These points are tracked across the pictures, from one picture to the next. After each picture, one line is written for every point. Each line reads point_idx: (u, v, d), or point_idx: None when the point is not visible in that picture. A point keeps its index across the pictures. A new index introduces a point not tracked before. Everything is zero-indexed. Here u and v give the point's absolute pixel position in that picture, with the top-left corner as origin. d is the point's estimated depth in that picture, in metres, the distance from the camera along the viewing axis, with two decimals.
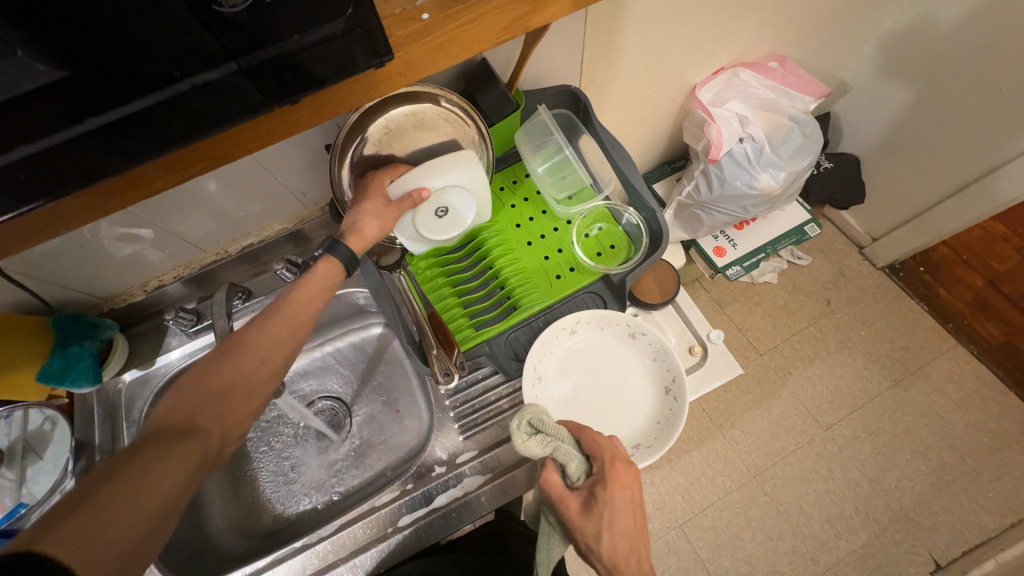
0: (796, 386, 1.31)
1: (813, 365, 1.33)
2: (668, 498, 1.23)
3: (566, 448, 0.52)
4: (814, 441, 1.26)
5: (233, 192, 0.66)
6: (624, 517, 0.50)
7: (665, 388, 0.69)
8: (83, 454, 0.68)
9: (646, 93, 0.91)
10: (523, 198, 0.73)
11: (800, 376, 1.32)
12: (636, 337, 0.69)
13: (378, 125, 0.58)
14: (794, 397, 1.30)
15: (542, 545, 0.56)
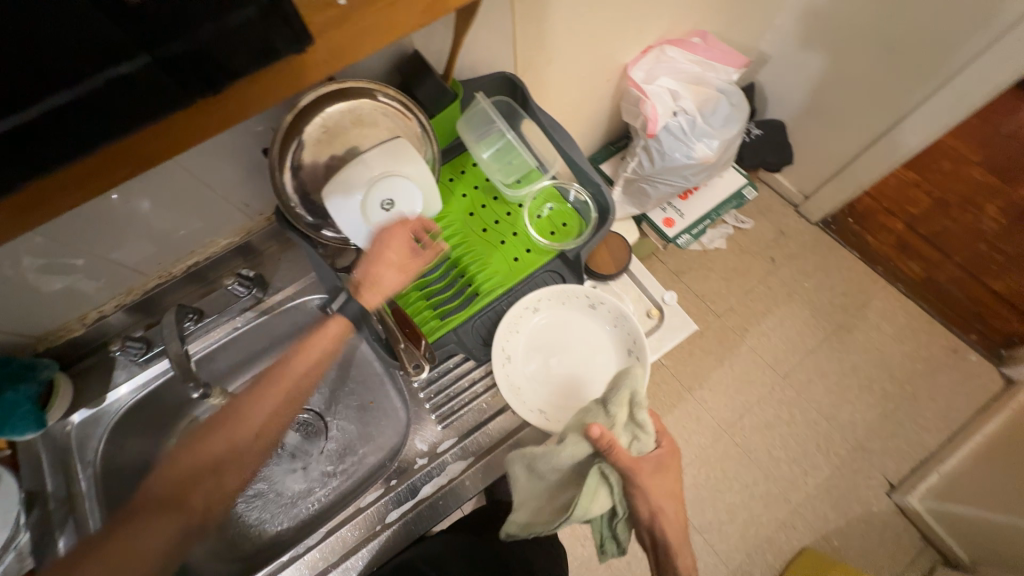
0: (753, 341, 1.40)
1: (766, 319, 1.42)
2: None
3: (645, 416, 0.58)
4: (775, 389, 1.35)
5: (170, 209, 0.63)
6: (671, 486, 0.60)
7: (628, 350, 0.73)
8: (36, 504, 0.64)
9: (582, 76, 0.94)
10: (473, 187, 0.74)
11: (756, 331, 1.41)
12: (595, 307, 0.73)
13: (315, 124, 0.58)
14: (753, 351, 1.39)
15: (583, 504, 0.53)
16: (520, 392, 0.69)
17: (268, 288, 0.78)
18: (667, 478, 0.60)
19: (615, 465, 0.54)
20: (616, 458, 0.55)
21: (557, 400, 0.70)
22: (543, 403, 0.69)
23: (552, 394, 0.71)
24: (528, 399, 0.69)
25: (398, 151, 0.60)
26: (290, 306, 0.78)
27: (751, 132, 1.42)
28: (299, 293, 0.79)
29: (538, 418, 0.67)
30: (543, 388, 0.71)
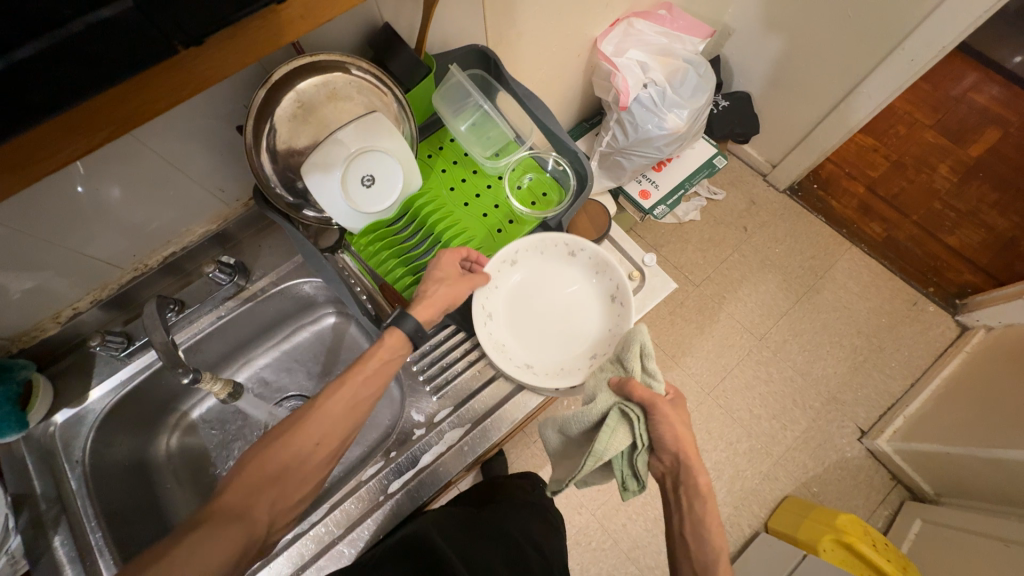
0: (731, 307, 1.45)
1: (742, 286, 1.48)
2: None
3: (653, 364, 0.63)
4: (752, 351, 1.41)
5: (142, 197, 0.61)
6: (689, 426, 0.62)
7: (611, 297, 0.74)
8: (25, 506, 0.62)
9: (553, 51, 0.95)
10: (452, 161, 0.74)
11: (733, 298, 1.46)
12: (575, 259, 0.74)
13: (290, 99, 0.57)
14: (731, 316, 1.45)
15: (605, 440, 0.57)
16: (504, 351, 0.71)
17: (252, 275, 0.77)
18: (686, 420, 0.62)
19: (633, 404, 0.59)
20: (634, 399, 0.60)
21: (543, 354, 0.73)
22: (529, 360, 0.72)
23: (538, 349, 0.73)
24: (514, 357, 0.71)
25: (377, 125, 0.61)
26: (275, 292, 0.78)
27: (719, 104, 1.46)
28: (283, 278, 0.79)
29: (525, 373, 0.69)
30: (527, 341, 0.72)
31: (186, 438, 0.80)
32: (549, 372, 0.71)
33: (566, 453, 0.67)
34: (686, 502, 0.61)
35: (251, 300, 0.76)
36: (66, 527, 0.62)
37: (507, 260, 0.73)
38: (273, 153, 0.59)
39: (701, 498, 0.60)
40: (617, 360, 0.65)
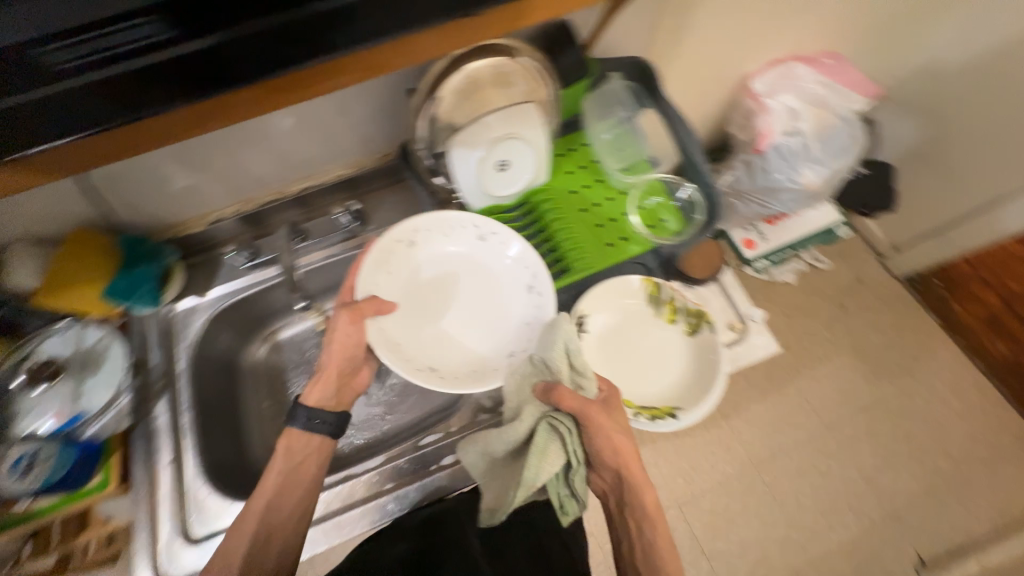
0: (804, 383, 1.34)
1: (820, 366, 1.35)
2: (670, 478, 1.25)
3: (583, 363, 0.61)
4: (813, 437, 1.29)
5: (305, 130, 0.68)
6: (625, 429, 0.60)
7: (504, 283, 0.70)
8: (141, 372, 0.71)
9: (701, 80, 0.93)
10: (580, 165, 0.75)
11: (808, 374, 1.34)
12: (489, 236, 0.69)
13: (459, 73, 0.58)
14: (800, 394, 1.32)
15: (533, 462, 0.55)
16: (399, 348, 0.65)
17: (368, 224, 0.81)
18: (619, 424, 0.60)
19: (563, 410, 0.59)
20: (564, 409, 0.58)
21: (441, 349, 0.68)
22: (433, 359, 0.67)
23: (467, 341, 0.69)
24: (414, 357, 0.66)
25: (525, 116, 0.64)
26: None
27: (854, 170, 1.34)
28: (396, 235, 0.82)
29: (426, 376, 0.64)
30: (586, 337, 0.65)
31: (272, 353, 0.85)
32: (459, 376, 0.66)
33: (489, 481, 0.61)
34: (635, 529, 0.58)
35: (361, 247, 0.80)
36: (168, 399, 0.70)
37: (403, 240, 0.69)
38: (432, 121, 0.61)
39: (659, 523, 0.57)
40: (538, 361, 0.64)
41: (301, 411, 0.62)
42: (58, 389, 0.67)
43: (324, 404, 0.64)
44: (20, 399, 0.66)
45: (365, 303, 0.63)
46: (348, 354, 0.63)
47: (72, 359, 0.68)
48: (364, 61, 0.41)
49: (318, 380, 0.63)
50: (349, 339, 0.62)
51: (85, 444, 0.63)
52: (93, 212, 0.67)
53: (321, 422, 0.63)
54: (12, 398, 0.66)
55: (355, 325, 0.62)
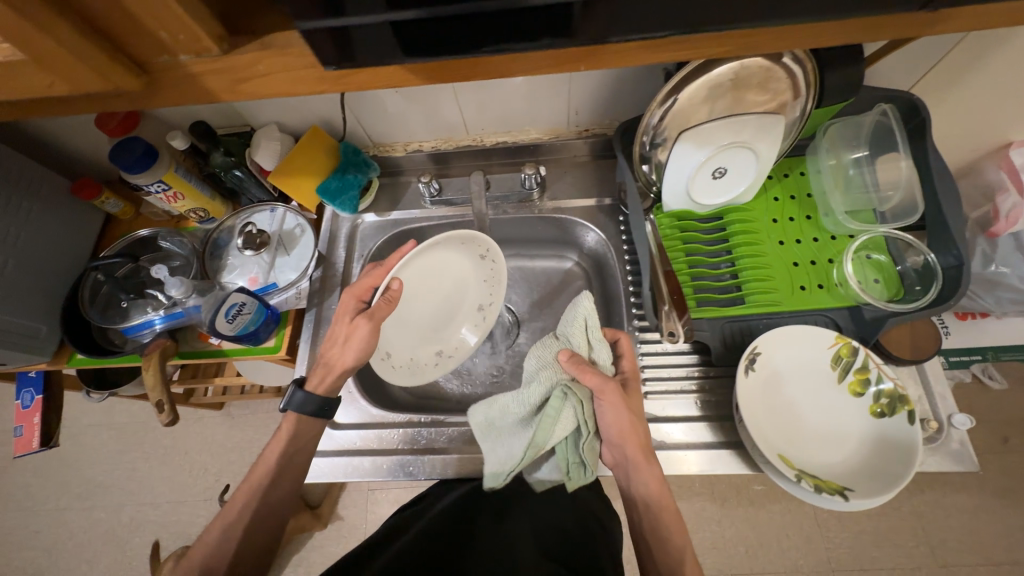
0: (921, 503, 0.99)
1: (955, 496, 1.00)
2: (729, 545, 1.02)
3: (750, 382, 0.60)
4: (921, 572, 0.96)
5: (534, 86, 0.69)
6: (638, 414, 0.57)
7: (478, 307, 0.74)
8: (321, 265, 0.79)
9: (950, 135, 0.78)
10: (790, 195, 0.69)
11: (931, 496, 1.00)
12: (492, 281, 0.72)
13: (728, 68, 0.54)
14: (918, 516, 0.99)
15: (540, 428, 0.53)
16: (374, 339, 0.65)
17: (545, 193, 0.81)
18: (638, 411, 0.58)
19: (579, 383, 0.54)
20: (582, 382, 0.54)
21: (393, 330, 0.68)
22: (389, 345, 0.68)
23: (407, 331, 0.70)
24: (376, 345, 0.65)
25: (769, 129, 0.59)
26: (554, 217, 0.81)
27: None
28: (567, 210, 0.80)
29: (382, 367, 0.65)
30: (754, 374, 0.60)
31: None
32: (406, 370, 0.68)
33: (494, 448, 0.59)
34: (643, 518, 0.56)
35: (533, 213, 0.81)
36: (336, 296, 0.77)
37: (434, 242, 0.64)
38: (671, 110, 0.59)
39: (673, 523, 0.55)
40: (561, 337, 0.60)
41: (302, 393, 0.60)
42: (260, 257, 0.76)
43: (330, 394, 0.63)
44: (232, 254, 0.77)
45: (381, 308, 0.59)
46: (365, 356, 0.60)
47: (275, 236, 0.78)
48: (650, 50, 0.32)
49: (329, 370, 0.61)
50: (369, 347, 0.59)
51: (272, 310, 0.72)
52: (330, 115, 0.75)
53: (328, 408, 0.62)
54: (226, 251, 0.77)
55: (374, 334, 0.59)
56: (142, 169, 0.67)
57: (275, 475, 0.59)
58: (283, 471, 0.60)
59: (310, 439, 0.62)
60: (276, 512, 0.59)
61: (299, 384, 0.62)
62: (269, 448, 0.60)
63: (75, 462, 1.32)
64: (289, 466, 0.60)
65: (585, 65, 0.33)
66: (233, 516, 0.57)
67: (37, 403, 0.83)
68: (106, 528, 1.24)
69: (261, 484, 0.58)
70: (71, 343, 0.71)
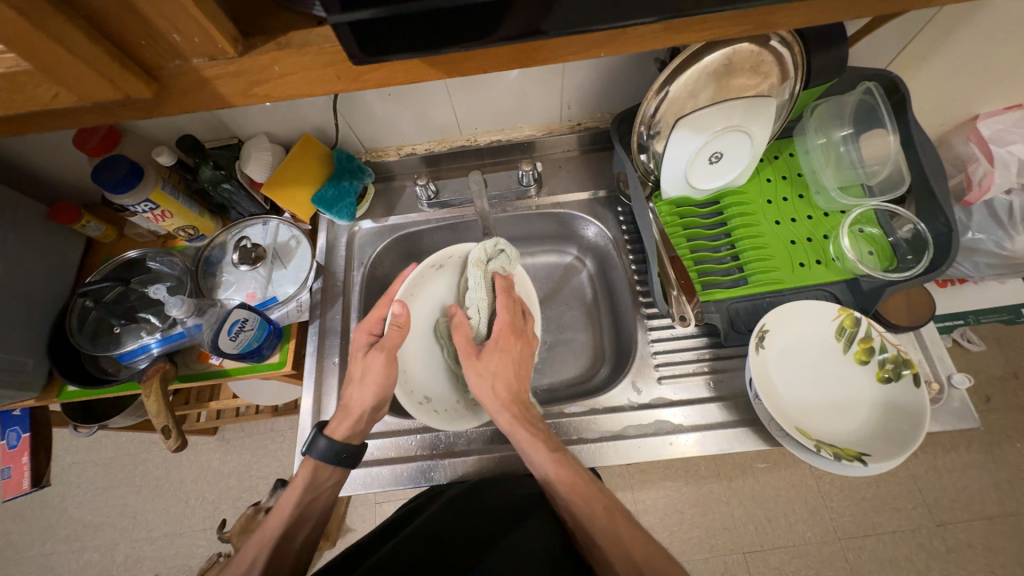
0: (917, 467, 1.02)
1: (948, 457, 1.03)
2: (739, 523, 1.04)
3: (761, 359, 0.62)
4: (921, 532, 0.98)
5: (526, 83, 0.69)
6: (493, 366, 0.59)
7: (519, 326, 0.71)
8: (320, 275, 0.77)
9: (923, 112, 0.81)
10: (781, 176, 0.71)
11: (926, 460, 1.03)
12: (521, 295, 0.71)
13: (720, 54, 0.55)
14: (913, 479, 1.02)
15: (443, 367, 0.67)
16: (407, 380, 0.62)
17: (542, 188, 0.81)
18: (504, 362, 0.60)
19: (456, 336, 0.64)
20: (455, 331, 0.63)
21: (428, 369, 0.65)
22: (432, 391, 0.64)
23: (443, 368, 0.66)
24: (414, 389, 0.62)
25: (761, 112, 0.61)
26: (552, 212, 0.81)
27: None
28: (566, 204, 0.81)
29: (424, 412, 0.61)
30: (766, 351, 0.62)
31: None
32: (445, 410, 0.64)
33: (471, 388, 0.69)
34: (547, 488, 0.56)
35: (532, 209, 0.81)
36: (339, 307, 0.76)
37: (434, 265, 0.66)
38: (666, 100, 0.60)
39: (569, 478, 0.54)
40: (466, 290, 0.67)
41: (324, 440, 0.57)
42: (256, 271, 0.74)
43: (352, 439, 0.59)
44: (227, 271, 0.75)
45: (391, 335, 0.57)
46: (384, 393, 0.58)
47: (271, 249, 0.75)
48: (655, 33, 0.32)
49: (347, 414, 0.59)
50: (388, 380, 0.58)
51: (274, 325, 0.70)
52: (321, 122, 0.73)
53: (346, 456, 0.58)
54: (220, 268, 0.75)
55: (390, 364, 0.58)
56: (128, 189, 0.64)
57: (291, 528, 0.55)
58: (299, 524, 0.56)
59: (327, 490, 0.59)
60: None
61: (320, 430, 0.59)
62: (283, 499, 0.56)
63: (61, 502, 1.25)
64: (303, 520, 0.56)
65: (607, 50, 0.33)
66: (242, 574, 0.52)
67: (24, 441, 0.79)
68: (100, 570, 1.18)
69: (274, 540, 0.54)
70: (63, 375, 0.67)
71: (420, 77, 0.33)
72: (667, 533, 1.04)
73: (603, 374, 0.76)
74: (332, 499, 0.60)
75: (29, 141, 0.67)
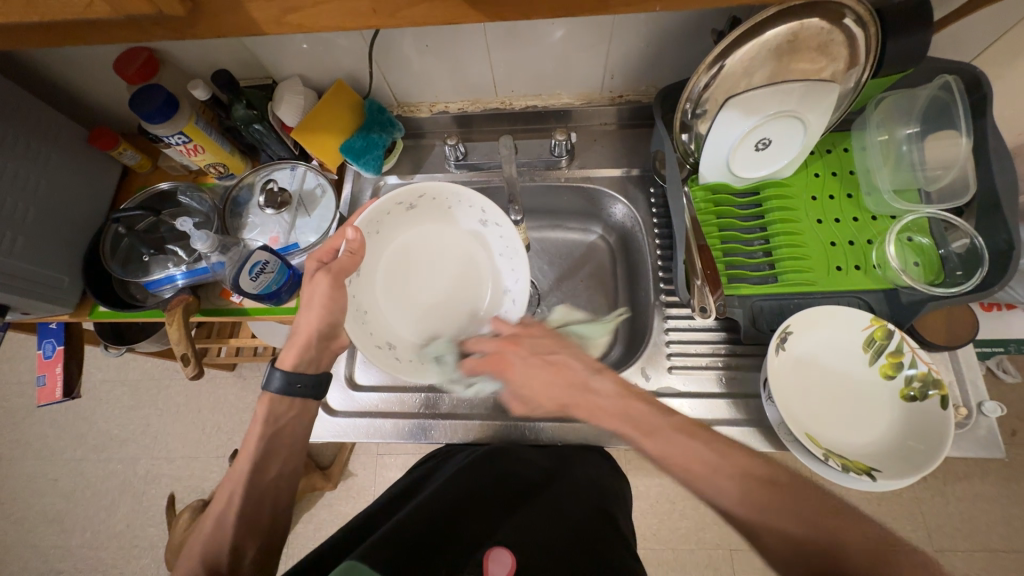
0: (925, 491, 0.99)
1: (959, 484, 0.99)
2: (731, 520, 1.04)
3: (780, 358, 0.60)
4: None
5: (570, 45, 0.66)
6: (542, 374, 0.55)
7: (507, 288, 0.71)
8: (342, 226, 0.77)
9: (1000, 119, 0.74)
10: (831, 172, 0.67)
11: (935, 484, 0.99)
12: (508, 253, 0.69)
13: (786, 28, 0.51)
14: (917, 502, 0.99)
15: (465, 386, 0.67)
16: (367, 320, 0.64)
17: (573, 160, 0.78)
18: (523, 363, 0.56)
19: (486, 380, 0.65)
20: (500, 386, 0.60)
21: (390, 314, 0.67)
22: (396, 335, 0.66)
23: (408, 315, 0.68)
24: (376, 329, 0.64)
25: (821, 99, 0.56)
26: (581, 186, 0.78)
27: None
28: (595, 180, 0.78)
29: (381, 354, 0.63)
30: (785, 353, 0.60)
31: None
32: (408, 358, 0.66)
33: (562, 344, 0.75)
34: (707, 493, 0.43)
35: (560, 181, 0.78)
36: None
37: (401, 203, 0.65)
38: (719, 75, 0.56)
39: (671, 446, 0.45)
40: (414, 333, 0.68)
41: (278, 371, 0.58)
42: (280, 216, 0.75)
43: (304, 368, 0.60)
44: (252, 212, 0.75)
45: (343, 260, 0.58)
46: (328, 316, 0.59)
47: (296, 195, 0.76)
48: None
49: (294, 340, 0.59)
50: (336, 304, 0.59)
51: (294, 271, 0.71)
52: (355, 70, 0.72)
53: (301, 385, 0.58)
54: (246, 210, 0.76)
55: (336, 289, 0.58)
56: (163, 119, 0.65)
57: (261, 463, 0.55)
58: (271, 456, 0.56)
59: (291, 421, 0.59)
60: (261, 508, 0.54)
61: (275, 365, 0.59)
62: (249, 434, 0.57)
63: (91, 415, 1.34)
64: (272, 453, 0.56)
65: (659, 4, 0.32)
66: (220, 510, 0.53)
67: (59, 353, 0.84)
68: (122, 480, 1.28)
69: (245, 475, 0.54)
70: (95, 296, 0.71)
71: (461, 19, 0.32)
72: (655, 521, 1.05)
73: (615, 358, 0.75)
74: (301, 428, 0.60)
75: (71, 63, 0.68)
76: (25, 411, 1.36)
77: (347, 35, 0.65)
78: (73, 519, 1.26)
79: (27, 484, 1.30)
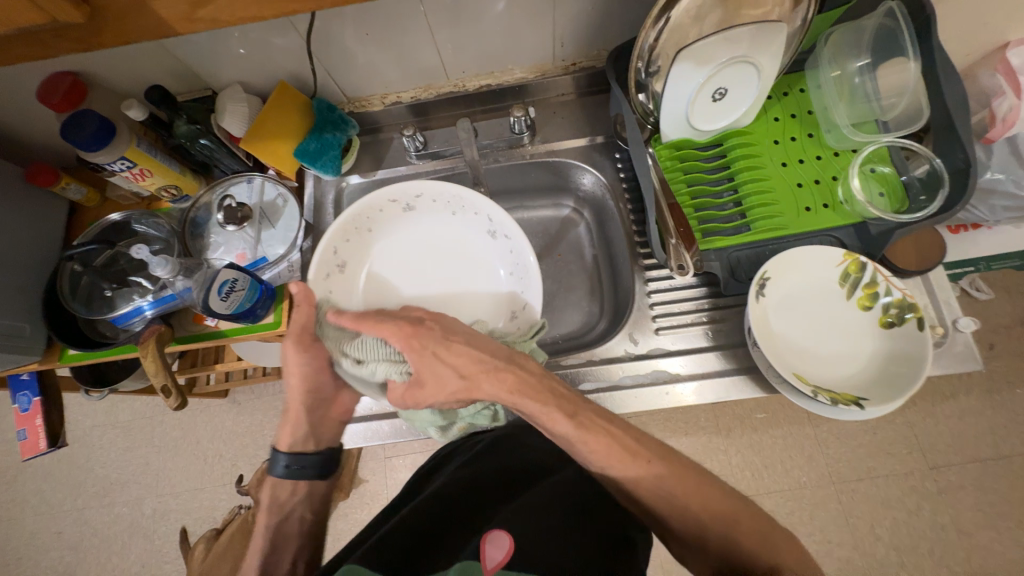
0: (916, 416, 1.03)
1: (946, 404, 1.03)
2: (737, 470, 1.06)
3: (759, 304, 0.60)
4: (914, 475, 1.01)
5: (514, 15, 0.64)
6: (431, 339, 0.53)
7: (489, 233, 0.69)
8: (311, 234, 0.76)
9: (949, 40, 0.74)
10: (790, 114, 0.67)
11: (923, 408, 1.03)
12: (454, 199, 0.68)
13: None
14: (909, 426, 1.03)
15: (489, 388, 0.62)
16: None
17: (536, 136, 0.77)
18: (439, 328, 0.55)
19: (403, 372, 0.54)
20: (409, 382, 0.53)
21: None
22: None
23: None
24: None
25: (772, 41, 0.56)
26: (547, 161, 0.77)
27: None
28: (560, 153, 0.77)
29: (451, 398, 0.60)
30: (765, 299, 0.61)
31: None
32: None
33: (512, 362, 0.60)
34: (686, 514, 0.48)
35: (526, 158, 0.77)
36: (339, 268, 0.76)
37: (333, 257, 0.65)
38: (667, 29, 0.55)
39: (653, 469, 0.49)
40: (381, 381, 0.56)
41: (280, 457, 0.60)
42: (243, 231, 0.72)
43: (301, 446, 0.61)
44: (214, 232, 0.73)
45: (297, 315, 0.58)
46: (309, 385, 0.60)
47: (257, 208, 0.73)
48: None
49: (284, 422, 0.60)
50: (312, 374, 0.60)
51: (266, 285, 0.69)
52: (296, 69, 0.69)
53: (305, 466, 0.60)
54: (207, 229, 0.73)
55: (304, 351, 0.59)
56: (101, 146, 0.62)
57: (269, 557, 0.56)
58: (276, 548, 0.57)
59: (297, 506, 0.60)
60: None
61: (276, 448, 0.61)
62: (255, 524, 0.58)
63: (86, 462, 1.31)
64: (278, 546, 0.58)
65: None
66: None
67: (36, 404, 0.81)
68: (129, 523, 1.26)
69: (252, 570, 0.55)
70: (61, 339, 0.68)
71: None
72: None
73: (601, 327, 0.76)
74: (308, 512, 0.61)
75: None
76: (16, 469, 1.32)
77: (282, 33, 0.62)
78: (85, 568, 1.24)
79: (31, 542, 1.27)
